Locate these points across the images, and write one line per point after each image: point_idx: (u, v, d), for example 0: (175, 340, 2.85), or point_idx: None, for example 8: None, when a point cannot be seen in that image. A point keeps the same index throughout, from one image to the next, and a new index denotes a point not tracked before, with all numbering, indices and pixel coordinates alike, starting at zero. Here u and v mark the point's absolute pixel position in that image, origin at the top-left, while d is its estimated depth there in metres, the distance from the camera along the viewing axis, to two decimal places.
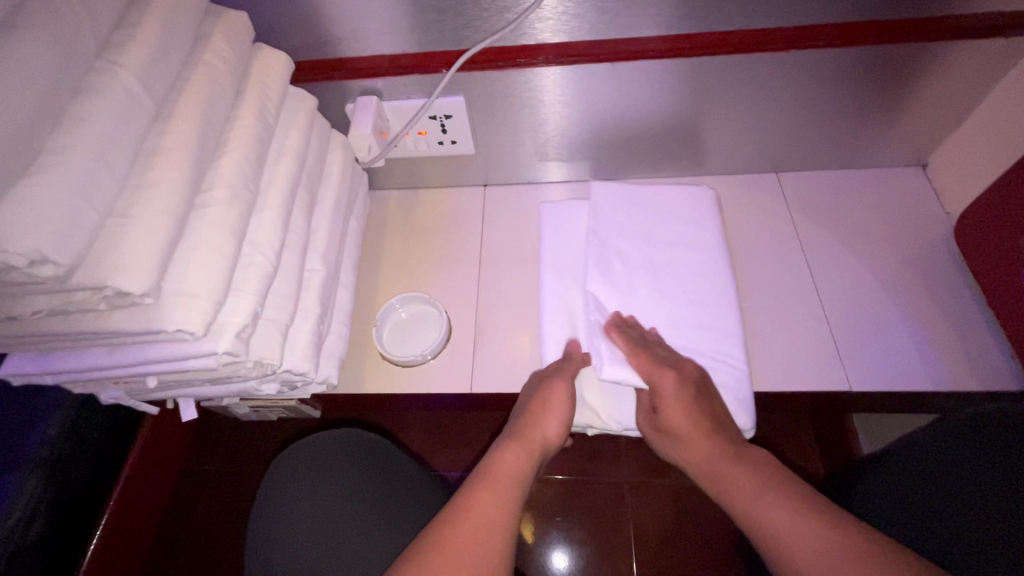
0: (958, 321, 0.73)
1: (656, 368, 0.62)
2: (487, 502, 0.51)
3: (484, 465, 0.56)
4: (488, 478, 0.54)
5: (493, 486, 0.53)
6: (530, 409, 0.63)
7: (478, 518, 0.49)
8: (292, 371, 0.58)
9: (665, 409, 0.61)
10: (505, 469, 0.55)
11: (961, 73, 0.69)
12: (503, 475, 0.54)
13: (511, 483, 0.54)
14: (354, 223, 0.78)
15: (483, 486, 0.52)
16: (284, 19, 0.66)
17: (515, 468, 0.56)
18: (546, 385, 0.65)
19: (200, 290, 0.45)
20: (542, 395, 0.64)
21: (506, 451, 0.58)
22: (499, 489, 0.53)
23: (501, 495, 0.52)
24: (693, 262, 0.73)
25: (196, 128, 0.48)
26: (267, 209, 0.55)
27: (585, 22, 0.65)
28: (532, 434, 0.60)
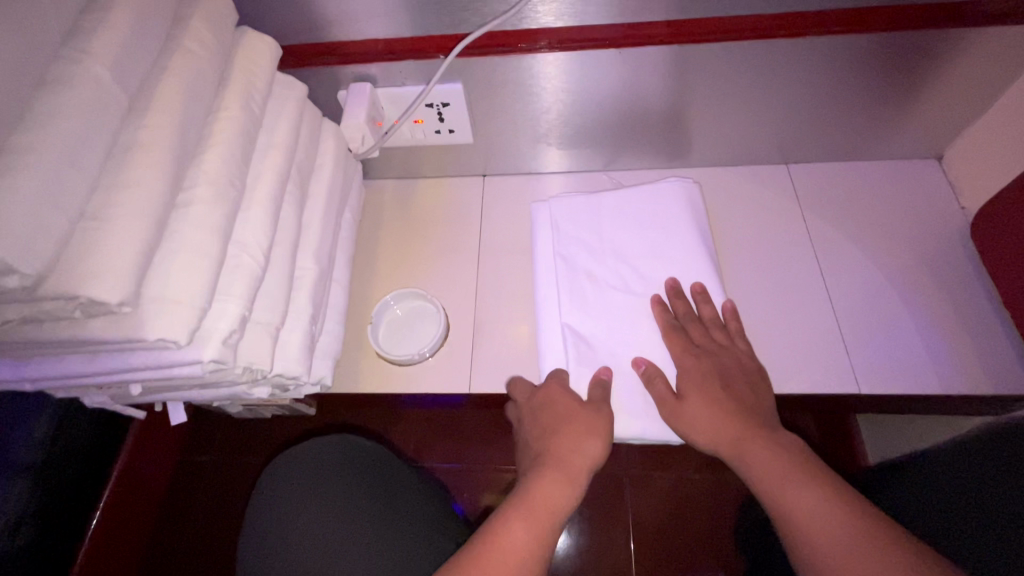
0: (971, 320, 0.71)
1: (686, 354, 0.63)
2: (526, 535, 0.48)
3: (521, 493, 0.52)
4: (525, 510, 0.50)
5: (534, 520, 0.50)
6: (562, 429, 0.57)
7: (513, 553, 0.47)
8: (285, 375, 0.56)
9: (685, 389, 0.60)
10: (547, 500, 0.51)
11: (983, 62, 0.65)
12: (543, 506, 0.51)
13: (551, 517, 0.50)
14: (348, 216, 0.75)
15: (519, 518, 0.49)
16: (270, 0, 0.62)
17: (557, 499, 0.51)
18: (585, 410, 0.59)
19: (184, 297, 0.43)
20: (579, 417, 0.59)
21: (543, 477, 0.53)
22: (539, 522, 0.49)
23: (541, 529, 0.49)
24: (681, 267, 0.72)
25: (175, 122, 0.45)
26: (255, 207, 0.53)
27: (590, 5, 0.61)
28: (574, 461, 0.55)
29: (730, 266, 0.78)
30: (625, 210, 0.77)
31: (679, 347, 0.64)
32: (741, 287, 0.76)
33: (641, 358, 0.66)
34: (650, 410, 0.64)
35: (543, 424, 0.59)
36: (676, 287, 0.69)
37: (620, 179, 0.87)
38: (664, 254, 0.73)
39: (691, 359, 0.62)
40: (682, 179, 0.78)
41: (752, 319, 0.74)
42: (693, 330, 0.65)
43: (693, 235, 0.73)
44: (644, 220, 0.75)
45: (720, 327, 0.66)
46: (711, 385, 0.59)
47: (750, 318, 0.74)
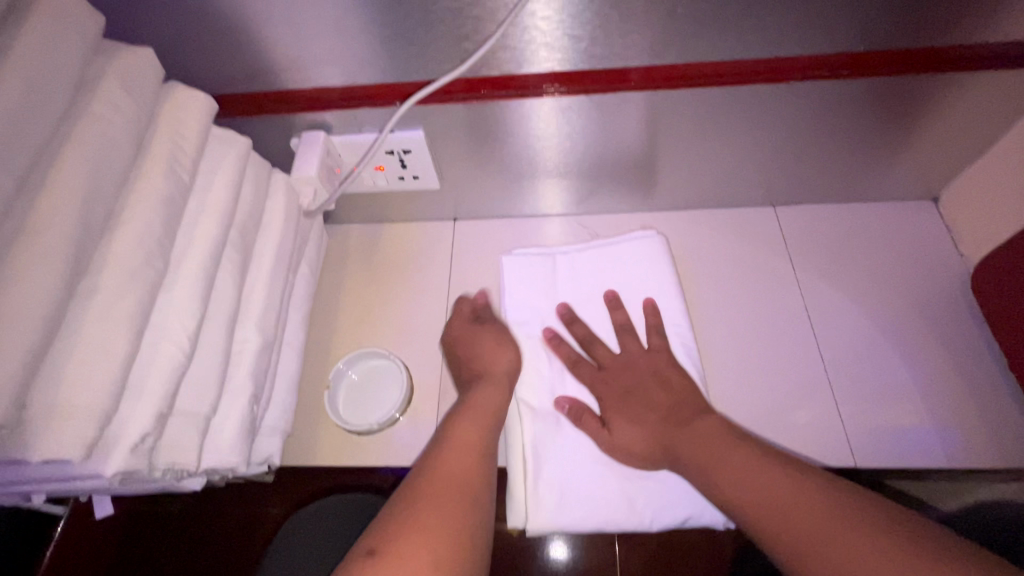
0: (970, 377, 0.67)
1: (597, 381, 0.63)
2: (458, 464, 0.49)
3: (442, 434, 0.54)
4: (450, 445, 0.52)
5: (459, 452, 0.51)
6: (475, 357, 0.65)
7: (447, 480, 0.47)
8: (219, 466, 0.51)
9: (611, 418, 0.60)
10: (465, 440, 0.52)
11: (982, 104, 0.61)
12: (465, 441, 0.52)
13: (479, 449, 0.52)
14: (303, 272, 0.69)
15: (448, 451, 0.51)
16: (206, 51, 0.57)
17: (476, 431, 0.54)
18: (493, 339, 0.66)
19: (85, 404, 0.38)
20: (489, 339, 0.66)
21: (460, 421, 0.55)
22: (468, 453, 0.51)
23: (471, 458, 0.51)
24: (628, 284, 0.71)
25: (77, 204, 0.40)
26: (180, 286, 0.47)
27: (556, 52, 0.57)
28: (494, 374, 0.62)
29: (703, 327, 0.73)
30: (590, 265, 0.73)
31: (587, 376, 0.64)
32: (718, 353, 0.71)
33: (562, 397, 0.64)
34: (611, 501, 0.59)
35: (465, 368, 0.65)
36: (568, 314, 0.69)
37: (598, 225, 0.82)
38: (608, 274, 0.72)
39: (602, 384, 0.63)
40: (650, 233, 0.73)
41: (735, 377, 0.69)
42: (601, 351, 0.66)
43: (657, 293, 0.70)
44: (613, 273, 0.72)
45: (631, 336, 0.66)
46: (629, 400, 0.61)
47: (736, 380, 0.69)
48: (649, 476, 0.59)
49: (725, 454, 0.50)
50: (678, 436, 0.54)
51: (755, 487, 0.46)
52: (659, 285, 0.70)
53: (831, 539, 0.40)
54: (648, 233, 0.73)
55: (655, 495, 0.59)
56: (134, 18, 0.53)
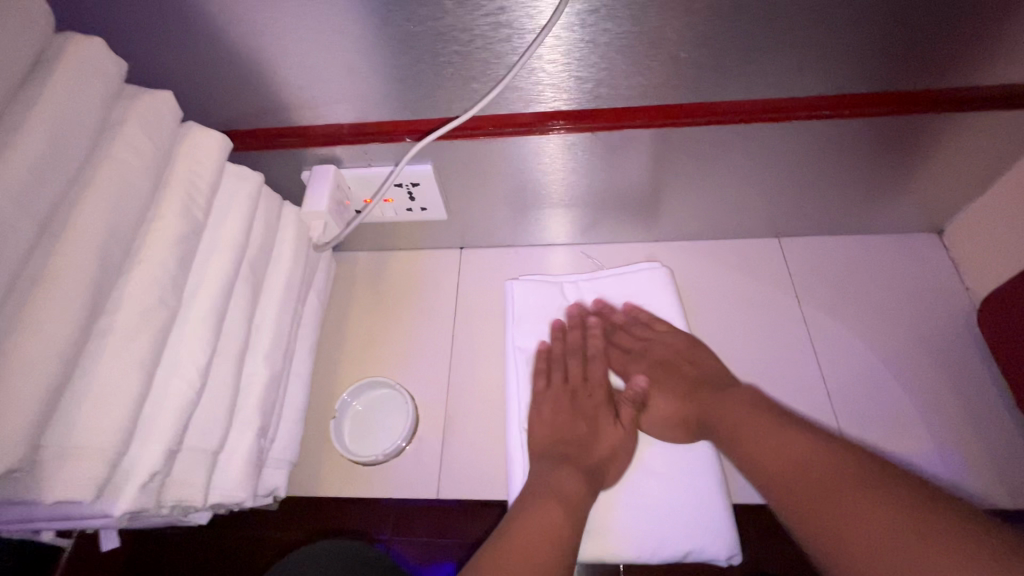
0: (978, 412, 0.66)
1: (555, 386, 0.65)
2: (556, 513, 0.50)
3: (541, 478, 0.55)
4: (546, 492, 0.53)
5: (550, 502, 0.51)
6: (574, 418, 0.61)
7: (540, 526, 0.49)
8: (225, 501, 0.51)
9: (549, 411, 0.62)
10: (568, 492, 0.53)
11: (984, 141, 0.62)
12: (563, 490, 0.53)
13: (578, 506, 0.52)
14: (311, 302, 0.70)
15: (547, 498, 0.52)
16: (222, 91, 0.58)
17: (578, 485, 0.54)
18: (579, 391, 0.64)
19: (96, 445, 0.39)
20: (574, 397, 0.63)
21: (534, 509, 0.50)
22: (563, 504, 0.51)
23: (570, 511, 0.51)
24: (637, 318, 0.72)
25: (95, 247, 0.41)
26: (192, 323, 0.48)
27: (562, 92, 0.58)
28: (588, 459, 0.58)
29: None
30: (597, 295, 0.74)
31: (615, 363, 0.67)
32: None
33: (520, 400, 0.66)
34: (618, 531, 0.58)
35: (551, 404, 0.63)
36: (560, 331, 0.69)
37: (605, 255, 0.83)
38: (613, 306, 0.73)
39: (557, 388, 0.64)
40: (656, 266, 0.75)
41: None
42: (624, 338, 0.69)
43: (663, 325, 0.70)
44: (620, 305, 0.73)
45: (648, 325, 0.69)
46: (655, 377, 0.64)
47: None
48: (659, 512, 0.58)
49: (746, 416, 0.53)
50: (717, 403, 0.57)
51: (768, 449, 0.49)
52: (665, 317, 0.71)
53: (827, 494, 0.43)
54: (654, 266, 0.75)
55: (662, 531, 0.57)
56: (155, 62, 0.55)
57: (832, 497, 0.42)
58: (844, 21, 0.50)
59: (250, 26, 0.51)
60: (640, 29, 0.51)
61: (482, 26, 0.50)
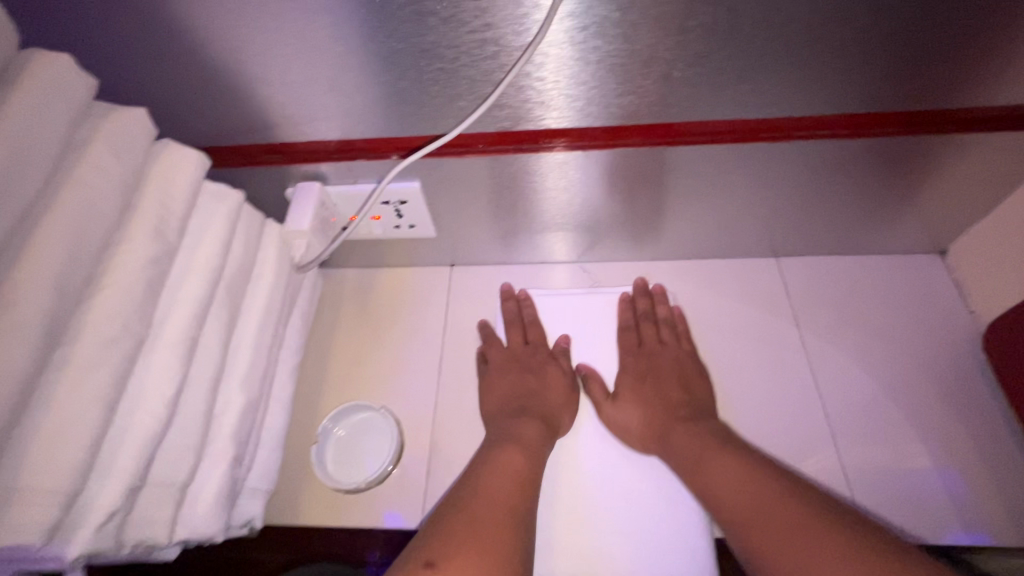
0: (984, 443, 0.64)
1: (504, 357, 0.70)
2: (517, 457, 0.55)
3: (504, 430, 0.59)
4: (509, 440, 0.57)
5: (514, 449, 0.55)
6: (525, 378, 0.66)
7: (505, 469, 0.53)
8: (194, 537, 0.49)
9: (501, 378, 0.68)
10: (528, 438, 0.57)
11: (988, 162, 0.60)
12: (526, 439, 0.57)
13: (537, 450, 0.57)
14: (294, 322, 0.68)
15: (509, 445, 0.56)
16: (202, 107, 0.56)
17: (537, 433, 0.59)
18: (527, 354, 0.69)
19: (47, 486, 0.36)
20: (520, 359, 0.69)
21: (501, 455, 0.54)
22: (524, 451, 0.56)
23: (529, 453, 0.56)
24: None
25: (53, 274, 0.39)
26: (160, 351, 0.46)
27: (551, 110, 0.56)
28: (541, 408, 0.63)
29: None
30: (592, 312, 0.74)
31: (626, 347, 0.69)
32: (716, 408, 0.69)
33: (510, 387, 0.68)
34: (604, 551, 0.57)
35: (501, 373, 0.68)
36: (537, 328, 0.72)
37: (598, 274, 0.81)
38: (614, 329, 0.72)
39: (507, 358, 0.70)
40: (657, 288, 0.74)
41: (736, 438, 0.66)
42: (646, 331, 0.70)
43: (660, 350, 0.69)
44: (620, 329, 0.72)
45: (670, 330, 0.70)
46: (645, 383, 0.65)
47: None
48: (648, 540, 0.57)
49: (697, 448, 0.55)
50: (678, 431, 0.58)
51: (722, 486, 0.50)
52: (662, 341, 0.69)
53: (783, 532, 0.43)
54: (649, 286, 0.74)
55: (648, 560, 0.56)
56: (132, 78, 0.53)
57: (785, 534, 0.43)
58: (843, 40, 0.48)
59: (228, 42, 0.49)
60: (631, 47, 0.49)
61: (468, 42, 0.49)
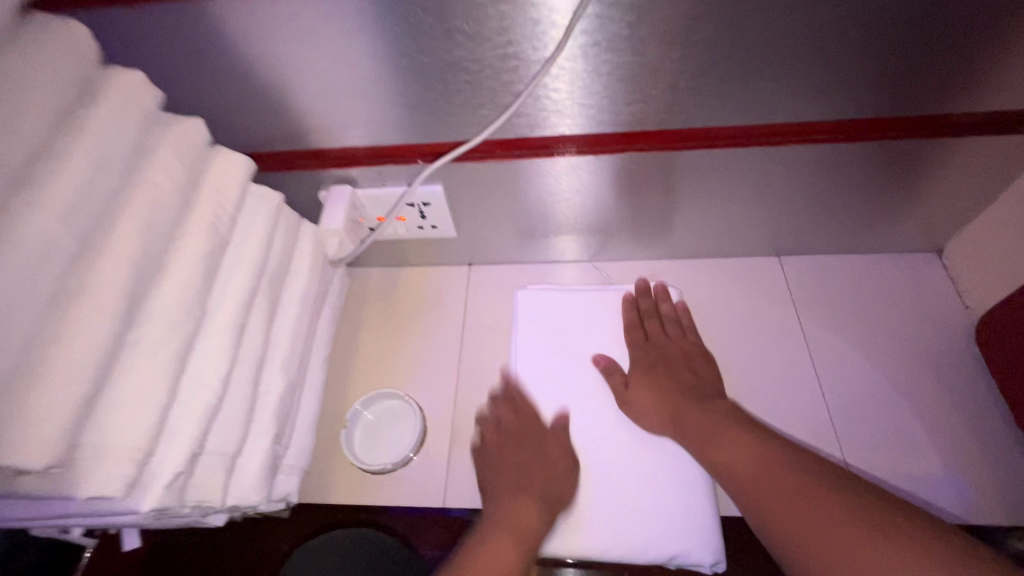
0: (980, 433, 0.66)
1: (496, 430, 0.67)
2: (504, 548, 0.53)
3: (495, 512, 0.57)
4: (498, 526, 0.55)
5: (505, 538, 0.53)
6: (519, 449, 0.64)
7: (493, 562, 0.51)
8: (241, 504, 0.54)
9: (494, 452, 0.65)
10: (520, 518, 0.56)
11: (981, 163, 0.63)
12: (517, 523, 0.55)
13: (528, 538, 0.54)
14: (325, 315, 0.73)
15: (499, 533, 0.54)
16: (248, 116, 0.62)
17: (530, 518, 0.56)
18: (524, 426, 0.67)
19: (125, 447, 0.41)
20: (520, 427, 0.66)
21: (490, 543, 0.53)
22: (513, 539, 0.54)
23: (518, 543, 0.53)
24: None
25: (129, 263, 0.44)
26: (215, 334, 0.51)
27: (566, 119, 0.61)
28: (534, 483, 0.60)
29: None
30: (604, 311, 0.77)
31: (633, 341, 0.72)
32: None
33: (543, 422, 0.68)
34: (612, 527, 0.61)
35: (497, 439, 0.66)
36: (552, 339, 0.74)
37: (609, 272, 0.85)
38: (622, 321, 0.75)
39: (500, 432, 0.67)
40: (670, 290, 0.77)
41: None
42: (651, 324, 0.73)
43: None
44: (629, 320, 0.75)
45: (674, 324, 0.73)
46: (657, 368, 0.68)
47: None
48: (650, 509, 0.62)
49: (710, 426, 0.57)
50: (692, 412, 0.60)
51: (734, 458, 0.53)
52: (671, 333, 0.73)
53: (799, 505, 0.47)
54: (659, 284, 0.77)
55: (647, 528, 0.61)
56: (188, 90, 0.59)
57: (800, 511, 0.47)
58: (834, 52, 0.53)
59: (276, 58, 0.55)
60: (639, 61, 0.54)
61: (491, 57, 0.54)
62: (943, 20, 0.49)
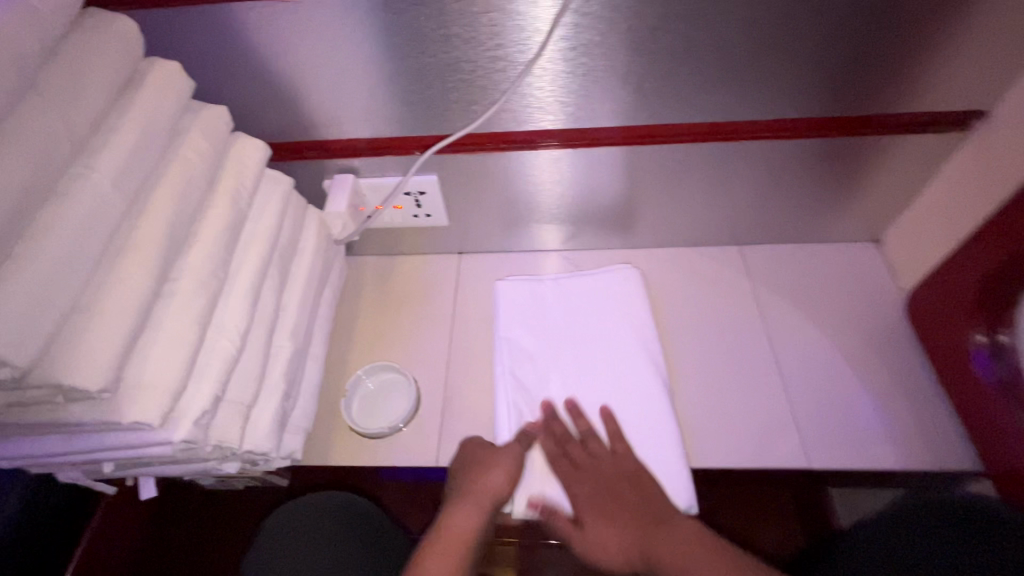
0: (915, 396, 0.75)
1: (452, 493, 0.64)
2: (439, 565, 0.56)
3: (437, 525, 0.60)
4: (438, 543, 0.58)
5: (443, 554, 0.57)
6: (476, 460, 0.66)
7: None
8: (254, 452, 0.59)
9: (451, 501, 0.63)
10: (457, 532, 0.59)
11: (906, 157, 0.73)
12: (454, 535, 0.58)
13: (461, 544, 0.58)
14: (327, 293, 0.79)
15: (433, 551, 0.57)
16: (264, 108, 0.69)
17: (467, 524, 0.59)
18: (482, 450, 0.67)
19: (161, 381, 0.47)
20: (482, 450, 0.66)
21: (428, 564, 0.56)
22: (451, 553, 0.57)
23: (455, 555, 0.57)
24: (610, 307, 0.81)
25: (167, 223, 0.50)
26: (235, 294, 0.57)
27: (548, 114, 0.69)
28: (482, 486, 0.62)
29: (676, 348, 0.82)
30: (572, 295, 0.83)
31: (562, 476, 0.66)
32: (687, 369, 0.80)
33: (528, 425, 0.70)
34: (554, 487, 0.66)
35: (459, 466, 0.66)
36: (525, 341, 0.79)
37: (587, 260, 0.93)
38: (586, 299, 0.82)
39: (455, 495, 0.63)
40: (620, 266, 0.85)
41: (706, 394, 0.77)
42: (577, 453, 0.68)
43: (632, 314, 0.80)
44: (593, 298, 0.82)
45: (598, 438, 0.68)
46: (603, 509, 0.63)
47: (707, 395, 0.77)
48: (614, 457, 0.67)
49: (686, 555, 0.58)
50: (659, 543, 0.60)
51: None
52: (635, 308, 0.81)
53: None
54: (625, 267, 0.85)
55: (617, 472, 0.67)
56: (212, 82, 0.66)
57: None
58: (774, 58, 0.62)
59: (294, 54, 0.63)
60: (611, 63, 0.63)
61: (482, 58, 0.62)
62: (857, 33, 0.59)
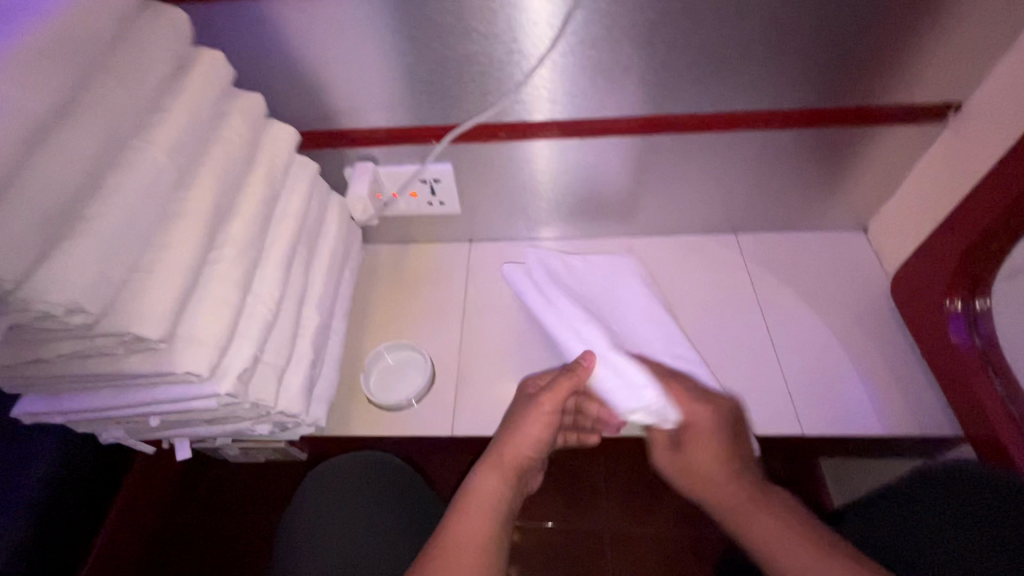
0: (901, 371, 0.79)
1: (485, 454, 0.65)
2: (470, 526, 0.56)
3: (463, 489, 0.60)
4: (468, 505, 0.58)
5: (475, 514, 0.57)
6: (504, 429, 0.66)
7: (460, 541, 0.55)
8: (286, 413, 0.63)
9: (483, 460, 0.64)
10: (484, 494, 0.59)
11: (891, 147, 0.79)
12: (480, 497, 0.59)
13: (490, 507, 0.58)
14: (348, 274, 0.84)
15: (462, 513, 0.57)
16: (293, 97, 0.74)
17: (495, 488, 0.60)
18: (514, 417, 0.67)
19: (209, 337, 0.51)
20: (516, 415, 0.67)
21: (456, 525, 0.56)
22: (480, 514, 0.57)
23: (486, 518, 0.57)
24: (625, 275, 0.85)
25: (213, 195, 0.55)
26: (269, 266, 0.62)
27: (557, 105, 0.75)
28: (506, 455, 0.63)
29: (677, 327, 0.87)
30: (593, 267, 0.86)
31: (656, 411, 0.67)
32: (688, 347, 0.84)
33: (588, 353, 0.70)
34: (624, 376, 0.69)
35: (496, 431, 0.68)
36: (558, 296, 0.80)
37: (591, 248, 0.98)
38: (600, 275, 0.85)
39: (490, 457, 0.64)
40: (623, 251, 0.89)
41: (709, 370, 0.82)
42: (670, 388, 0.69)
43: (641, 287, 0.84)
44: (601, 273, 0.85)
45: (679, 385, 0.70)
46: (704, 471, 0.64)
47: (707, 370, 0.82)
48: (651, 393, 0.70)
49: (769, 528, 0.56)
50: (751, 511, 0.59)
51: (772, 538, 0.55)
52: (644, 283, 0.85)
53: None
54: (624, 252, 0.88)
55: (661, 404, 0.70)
56: (247, 71, 0.71)
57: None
58: (765, 53, 0.68)
59: (324, 46, 0.68)
60: (616, 57, 0.68)
61: (499, 51, 0.67)
62: (841, 30, 0.65)
